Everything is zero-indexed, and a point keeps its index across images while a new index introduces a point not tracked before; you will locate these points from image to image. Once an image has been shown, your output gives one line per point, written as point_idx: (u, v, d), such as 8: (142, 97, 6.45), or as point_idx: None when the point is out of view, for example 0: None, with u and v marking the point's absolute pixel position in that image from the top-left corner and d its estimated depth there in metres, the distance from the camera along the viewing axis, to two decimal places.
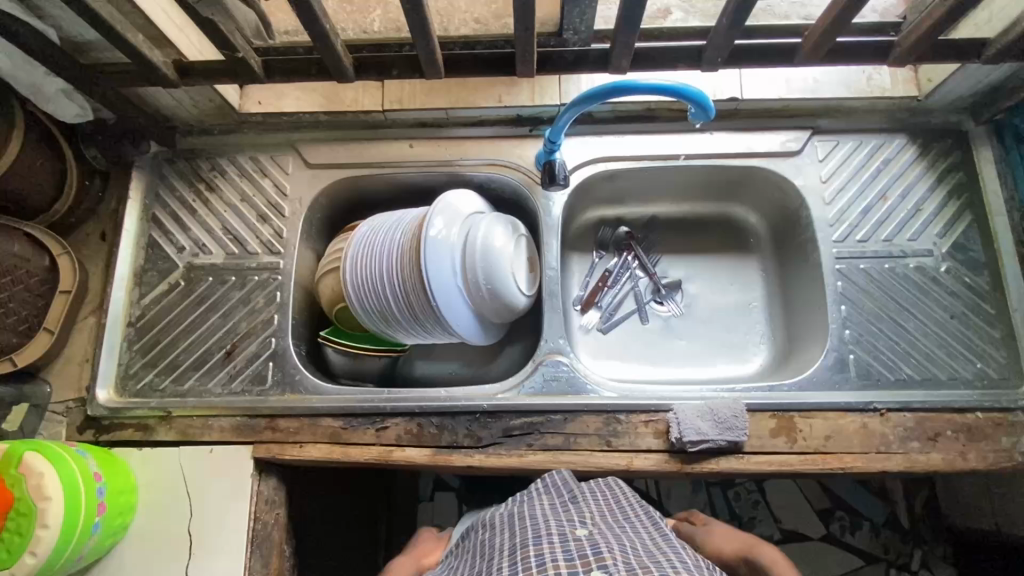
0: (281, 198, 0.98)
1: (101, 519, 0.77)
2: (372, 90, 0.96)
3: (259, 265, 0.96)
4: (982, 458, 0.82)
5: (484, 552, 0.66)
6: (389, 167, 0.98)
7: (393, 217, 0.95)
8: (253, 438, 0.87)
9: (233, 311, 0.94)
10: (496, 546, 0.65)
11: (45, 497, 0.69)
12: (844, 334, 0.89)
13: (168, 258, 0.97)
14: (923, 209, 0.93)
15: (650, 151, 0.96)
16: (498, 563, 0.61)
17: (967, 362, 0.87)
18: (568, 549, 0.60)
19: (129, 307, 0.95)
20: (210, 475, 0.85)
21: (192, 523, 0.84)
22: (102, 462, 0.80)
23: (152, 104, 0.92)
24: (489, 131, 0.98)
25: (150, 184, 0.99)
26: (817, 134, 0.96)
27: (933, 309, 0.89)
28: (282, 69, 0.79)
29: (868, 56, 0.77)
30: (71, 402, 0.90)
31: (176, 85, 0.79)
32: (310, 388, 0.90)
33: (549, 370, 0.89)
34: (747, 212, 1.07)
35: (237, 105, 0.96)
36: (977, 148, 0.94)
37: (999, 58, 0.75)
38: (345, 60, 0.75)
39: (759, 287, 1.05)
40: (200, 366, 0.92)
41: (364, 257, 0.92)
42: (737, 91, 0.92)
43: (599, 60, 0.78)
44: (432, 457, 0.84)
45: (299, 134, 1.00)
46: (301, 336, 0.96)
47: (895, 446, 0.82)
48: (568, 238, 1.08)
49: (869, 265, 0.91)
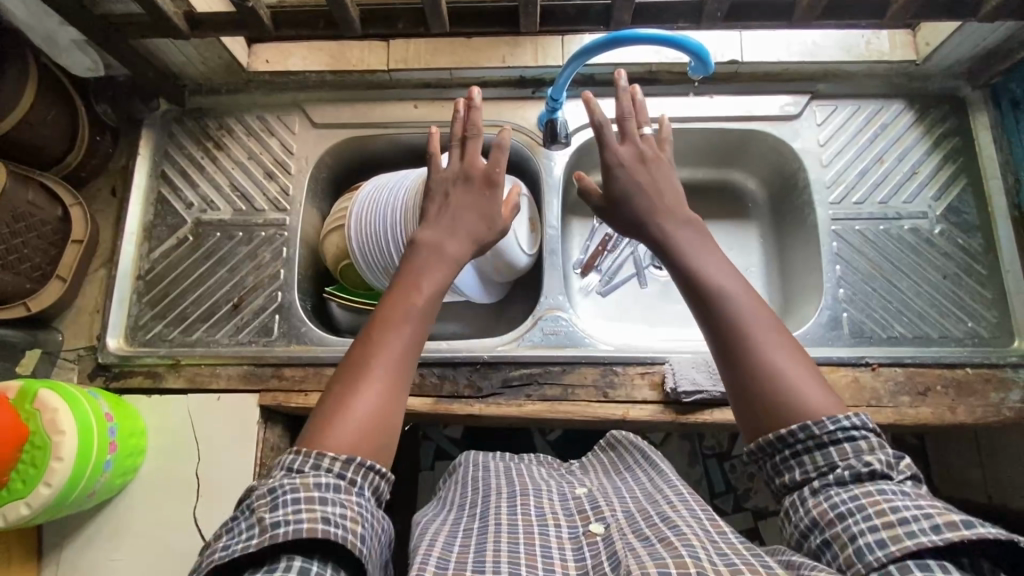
0: (287, 156, 1.00)
1: (113, 458, 0.80)
2: (377, 50, 0.98)
3: (265, 222, 0.98)
4: (971, 413, 0.83)
5: (476, 487, 0.69)
6: (393, 128, 1.00)
7: (396, 177, 0.97)
8: (259, 387, 0.89)
9: (240, 266, 0.96)
10: (492, 486, 0.68)
11: (59, 431, 0.72)
12: (838, 293, 0.91)
13: (177, 213, 0.99)
14: (919, 172, 0.94)
15: (650, 114, 0.97)
16: (494, 501, 0.64)
17: (958, 321, 0.89)
18: (567, 507, 0.64)
19: (139, 260, 0.97)
20: (217, 422, 0.88)
21: (199, 468, 0.86)
22: (113, 405, 0.83)
23: (160, 59, 0.94)
24: (492, 93, 0.99)
25: (159, 141, 1.01)
26: (815, 99, 0.97)
27: (926, 269, 0.91)
28: (290, 21, 0.80)
29: (866, 12, 0.78)
30: (82, 349, 0.93)
31: (187, 37, 0.80)
32: (316, 339, 0.92)
33: (548, 324, 0.91)
34: (746, 177, 1.08)
35: (245, 64, 0.97)
36: (973, 114, 0.95)
37: (995, 15, 0.76)
38: (353, 12, 0.77)
39: (757, 252, 1.06)
40: (209, 317, 0.94)
41: (369, 215, 0.94)
42: (737, 54, 0.93)
43: (600, 16, 0.79)
44: (433, 406, 0.86)
45: (306, 94, 1.01)
46: (306, 292, 0.99)
47: (886, 400, 0.84)
48: (570, 202, 1.10)
49: (864, 227, 0.93)
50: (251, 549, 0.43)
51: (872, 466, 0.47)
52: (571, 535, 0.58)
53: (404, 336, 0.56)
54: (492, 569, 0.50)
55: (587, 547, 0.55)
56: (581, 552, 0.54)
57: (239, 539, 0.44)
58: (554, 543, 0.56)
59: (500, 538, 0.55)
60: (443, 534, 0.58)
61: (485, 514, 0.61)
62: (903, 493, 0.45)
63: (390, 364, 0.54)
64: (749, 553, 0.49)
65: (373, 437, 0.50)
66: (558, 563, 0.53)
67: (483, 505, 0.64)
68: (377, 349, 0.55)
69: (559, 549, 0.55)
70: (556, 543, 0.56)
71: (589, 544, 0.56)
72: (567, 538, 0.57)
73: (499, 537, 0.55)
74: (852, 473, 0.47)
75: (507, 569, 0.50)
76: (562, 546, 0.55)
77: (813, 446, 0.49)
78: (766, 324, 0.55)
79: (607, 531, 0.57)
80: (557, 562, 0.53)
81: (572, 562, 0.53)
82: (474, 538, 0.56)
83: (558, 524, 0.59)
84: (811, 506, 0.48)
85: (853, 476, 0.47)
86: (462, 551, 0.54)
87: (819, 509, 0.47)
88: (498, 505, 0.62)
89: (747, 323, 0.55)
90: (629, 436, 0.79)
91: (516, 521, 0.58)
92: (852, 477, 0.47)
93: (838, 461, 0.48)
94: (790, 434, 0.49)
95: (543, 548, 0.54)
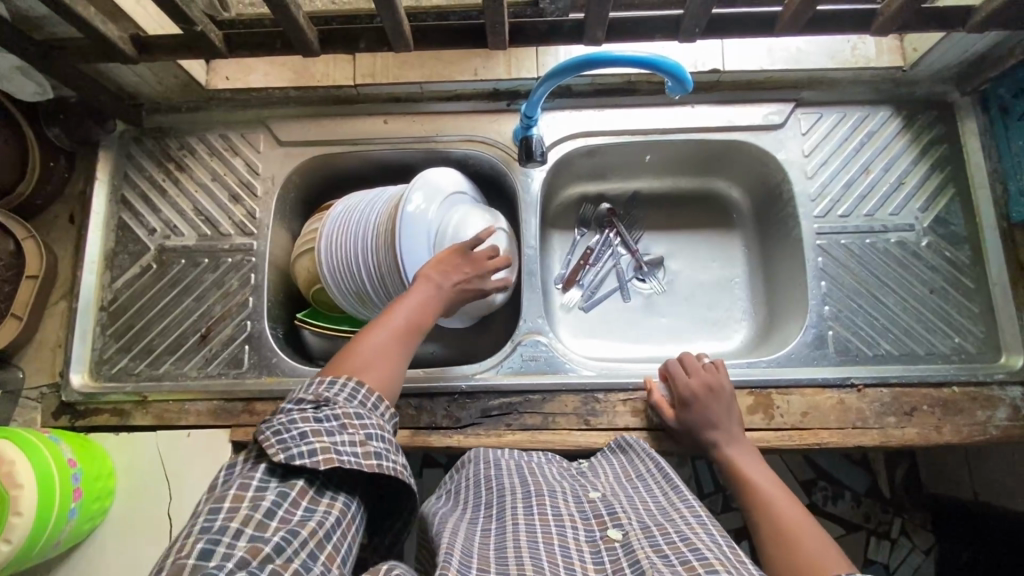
0: (253, 177, 0.96)
1: (78, 505, 0.77)
2: (343, 64, 0.93)
3: (232, 247, 0.94)
4: (957, 432, 0.82)
5: (489, 484, 0.68)
6: (362, 144, 0.95)
7: (367, 197, 0.93)
8: (230, 422, 0.87)
9: (207, 294, 0.92)
10: (505, 484, 0.66)
11: (17, 485, 0.69)
12: (824, 310, 0.88)
13: (139, 240, 0.94)
14: (906, 182, 0.92)
15: (629, 126, 0.94)
16: (510, 503, 0.62)
17: (945, 336, 0.87)
18: (583, 509, 0.62)
19: (101, 290, 0.93)
20: (189, 458, 0.85)
21: (171, 506, 0.84)
22: (77, 448, 0.80)
23: (113, 80, 0.89)
24: (465, 106, 0.95)
25: (117, 163, 0.96)
26: (799, 107, 0.94)
27: (914, 284, 0.89)
28: (244, 43, 0.75)
29: (850, 23, 0.74)
30: (45, 387, 0.89)
31: (135, 62, 0.76)
32: (288, 369, 0.90)
33: (527, 350, 0.89)
34: (729, 186, 1.05)
35: (205, 82, 0.93)
36: (962, 120, 0.92)
37: (986, 25, 0.72)
38: (309, 33, 0.72)
39: (741, 263, 1.04)
40: (176, 350, 0.91)
41: (339, 239, 0.90)
42: (718, 63, 0.89)
43: (574, 31, 0.76)
44: (411, 438, 0.84)
45: (270, 111, 0.97)
46: (277, 319, 0.95)
47: (871, 421, 0.83)
48: (550, 215, 1.06)
49: (850, 240, 0.91)
50: (315, 462, 0.51)
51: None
52: (589, 539, 0.56)
53: (406, 326, 0.71)
54: (515, 564, 0.51)
55: (606, 552, 0.54)
56: (600, 556, 0.54)
57: (298, 446, 0.52)
58: (572, 544, 0.55)
59: (519, 535, 0.56)
60: (460, 532, 0.59)
61: (502, 514, 0.61)
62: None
63: (390, 345, 0.68)
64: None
65: (375, 387, 0.64)
66: (579, 564, 0.53)
67: (499, 503, 0.63)
68: (381, 332, 0.69)
69: (578, 550, 0.55)
70: (574, 544, 0.56)
71: (608, 549, 0.55)
72: (584, 541, 0.56)
73: (517, 535, 0.56)
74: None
75: (530, 563, 0.51)
76: (580, 548, 0.55)
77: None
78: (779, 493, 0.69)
79: (626, 537, 0.55)
80: (577, 563, 0.53)
81: (592, 564, 0.53)
82: (494, 540, 0.57)
83: (575, 526, 0.58)
84: None
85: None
86: (483, 548, 0.55)
87: None
88: (514, 504, 0.62)
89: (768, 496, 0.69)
90: (647, 449, 0.76)
91: (534, 521, 0.58)
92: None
93: None
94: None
95: (562, 548, 0.54)
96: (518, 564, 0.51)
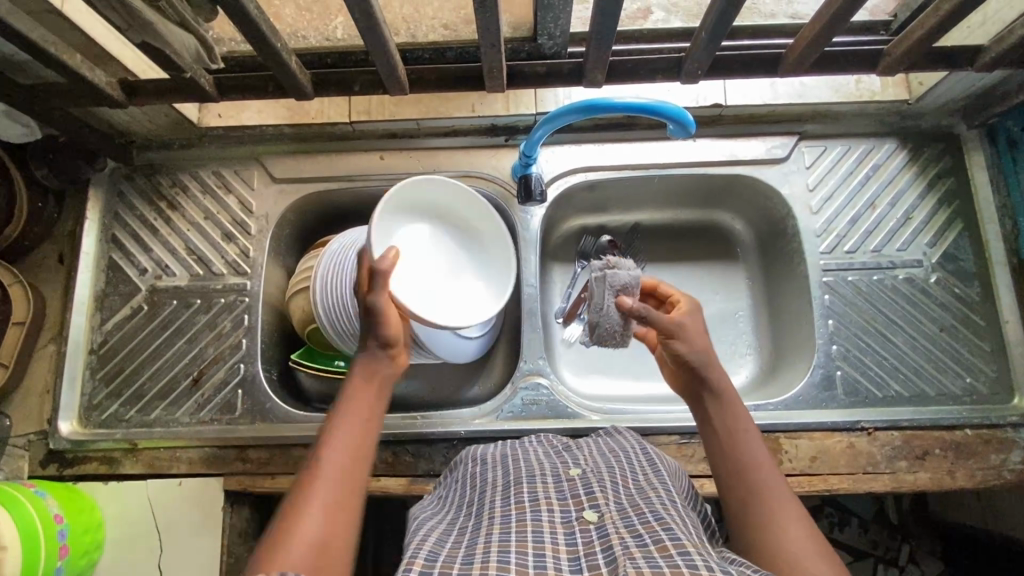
0: (246, 216, 0.94)
1: (64, 563, 0.74)
2: (338, 101, 0.92)
3: (225, 287, 0.92)
4: (970, 477, 0.80)
5: (473, 483, 0.65)
6: (358, 181, 0.93)
7: (364, 234, 0.91)
8: (224, 470, 0.85)
9: (199, 336, 0.90)
10: (488, 479, 0.63)
11: (0, 546, 0.66)
12: (832, 350, 0.86)
13: (130, 280, 0.92)
14: (913, 217, 0.90)
15: (631, 161, 0.92)
16: (490, 496, 0.59)
17: (956, 376, 0.85)
18: (561, 489, 0.58)
19: (91, 332, 0.91)
20: (180, 509, 0.83)
21: (163, 558, 0.82)
22: (64, 501, 0.77)
23: (102, 119, 0.87)
24: (462, 141, 0.93)
25: (108, 201, 0.94)
26: (803, 140, 0.92)
27: (923, 322, 0.87)
28: (236, 86, 0.73)
29: (857, 63, 0.73)
30: (33, 435, 0.87)
31: (124, 106, 0.74)
32: (282, 416, 0.86)
33: (528, 394, 0.87)
34: (732, 218, 1.02)
35: (196, 119, 0.91)
36: (969, 152, 0.90)
37: (995, 65, 0.71)
38: (302, 77, 0.70)
39: (745, 296, 1.01)
40: (167, 394, 0.88)
41: (333, 279, 0.88)
42: (721, 97, 0.88)
43: (573, 73, 0.75)
44: (409, 487, 0.83)
45: (264, 147, 0.95)
46: (272, 360, 0.93)
47: (882, 466, 0.81)
48: (550, 248, 1.04)
49: (857, 278, 0.89)
50: None
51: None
52: (564, 519, 0.53)
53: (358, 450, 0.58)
54: (479, 560, 0.47)
55: (580, 533, 0.51)
56: (573, 537, 0.51)
57: None
58: (546, 527, 0.52)
59: (495, 528, 0.52)
60: (437, 532, 0.56)
61: (481, 510, 0.58)
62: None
63: (345, 476, 0.56)
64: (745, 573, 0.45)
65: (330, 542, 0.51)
66: (550, 547, 0.49)
67: (479, 501, 0.60)
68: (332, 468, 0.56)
69: (551, 533, 0.51)
70: (549, 527, 0.52)
71: (582, 530, 0.51)
72: (559, 523, 0.53)
73: (491, 529, 0.52)
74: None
75: (496, 559, 0.47)
76: (554, 530, 0.52)
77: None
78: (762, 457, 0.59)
79: (601, 519, 0.52)
80: (548, 546, 0.49)
81: (564, 546, 0.49)
82: (467, 537, 0.53)
83: (551, 509, 0.55)
84: None
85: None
86: (453, 547, 0.52)
87: None
88: (494, 498, 0.59)
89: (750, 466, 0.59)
90: (632, 435, 0.73)
91: (509, 510, 0.55)
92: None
93: None
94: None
95: (535, 534, 0.51)
96: (482, 562, 0.47)
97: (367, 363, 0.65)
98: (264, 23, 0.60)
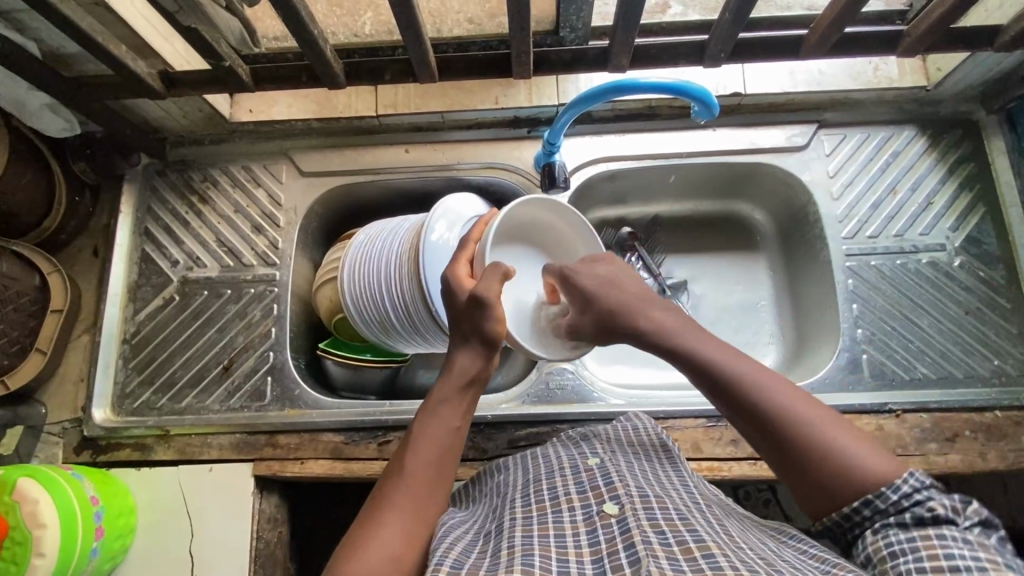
0: (275, 208, 0.96)
1: (100, 544, 0.75)
2: (365, 95, 0.94)
3: (254, 278, 0.94)
4: (1002, 458, 0.79)
5: (495, 491, 0.65)
6: (384, 174, 0.95)
7: (392, 225, 0.92)
8: (254, 456, 0.86)
9: (230, 325, 0.92)
10: (509, 482, 0.64)
11: (41, 524, 0.68)
12: (857, 333, 0.86)
13: (162, 272, 0.94)
14: (935, 202, 0.90)
15: (652, 150, 0.93)
16: (512, 496, 0.60)
17: (984, 359, 0.85)
18: (580, 482, 0.57)
19: (124, 323, 0.93)
20: (210, 494, 0.84)
21: (192, 543, 0.82)
22: (99, 485, 0.79)
23: (140, 115, 0.89)
24: (486, 134, 0.96)
25: (141, 197, 0.97)
26: (822, 128, 0.93)
27: (948, 305, 0.87)
28: (271, 77, 0.76)
29: (877, 45, 0.75)
30: (67, 422, 0.89)
31: (163, 96, 0.76)
32: (310, 402, 0.88)
33: (555, 379, 0.87)
34: (752, 209, 1.03)
35: (228, 114, 0.93)
36: (988, 138, 0.91)
37: (1014, 44, 0.72)
38: (336, 65, 0.73)
39: (766, 286, 1.01)
40: (198, 382, 0.90)
41: (362, 266, 0.89)
42: (740, 86, 0.89)
43: (598, 59, 0.77)
44: None
45: (293, 142, 0.98)
46: (300, 349, 0.94)
47: (912, 448, 0.80)
48: None
49: (880, 262, 0.89)
50: None
51: (936, 510, 0.45)
52: (585, 517, 0.52)
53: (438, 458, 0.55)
54: (505, 567, 0.45)
55: (602, 529, 0.50)
56: (595, 535, 0.49)
57: None
58: (569, 529, 0.51)
59: (516, 530, 0.51)
60: (465, 539, 0.53)
61: (504, 508, 0.57)
62: (968, 541, 0.43)
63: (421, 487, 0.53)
64: (772, 566, 0.44)
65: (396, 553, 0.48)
66: (573, 551, 0.48)
67: (503, 502, 0.60)
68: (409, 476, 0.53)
69: (573, 536, 0.50)
70: (570, 529, 0.51)
71: (604, 526, 0.50)
72: (581, 523, 0.51)
73: (513, 532, 0.51)
74: (912, 517, 0.46)
75: (520, 563, 0.45)
76: (577, 531, 0.50)
77: (883, 519, 0.47)
78: (780, 388, 0.53)
79: (622, 512, 0.51)
80: (571, 551, 0.48)
81: (586, 549, 0.48)
82: (491, 543, 0.51)
83: (572, 507, 0.54)
84: (869, 542, 0.47)
85: (914, 520, 0.45)
86: (477, 557, 0.49)
87: (876, 545, 0.46)
88: (514, 499, 0.58)
89: (767, 403, 0.53)
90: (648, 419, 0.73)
91: (530, 511, 0.54)
92: (914, 521, 0.45)
93: (903, 503, 0.46)
94: (855, 511, 0.48)
95: (558, 537, 0.50)
96: (507, 567, 0.45)
97: (467, 362, 0.61)
98: (304, 10, 0.63)
